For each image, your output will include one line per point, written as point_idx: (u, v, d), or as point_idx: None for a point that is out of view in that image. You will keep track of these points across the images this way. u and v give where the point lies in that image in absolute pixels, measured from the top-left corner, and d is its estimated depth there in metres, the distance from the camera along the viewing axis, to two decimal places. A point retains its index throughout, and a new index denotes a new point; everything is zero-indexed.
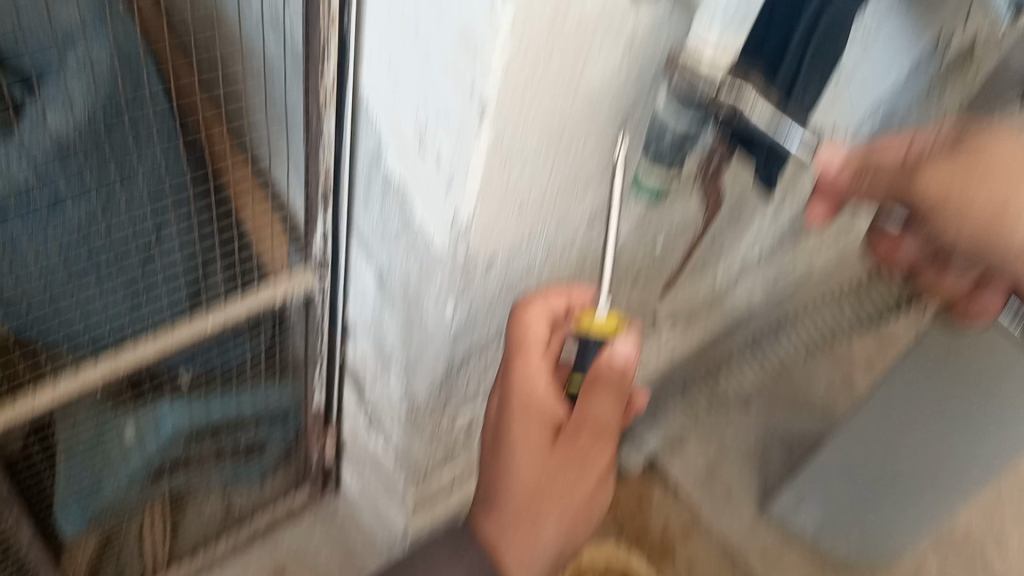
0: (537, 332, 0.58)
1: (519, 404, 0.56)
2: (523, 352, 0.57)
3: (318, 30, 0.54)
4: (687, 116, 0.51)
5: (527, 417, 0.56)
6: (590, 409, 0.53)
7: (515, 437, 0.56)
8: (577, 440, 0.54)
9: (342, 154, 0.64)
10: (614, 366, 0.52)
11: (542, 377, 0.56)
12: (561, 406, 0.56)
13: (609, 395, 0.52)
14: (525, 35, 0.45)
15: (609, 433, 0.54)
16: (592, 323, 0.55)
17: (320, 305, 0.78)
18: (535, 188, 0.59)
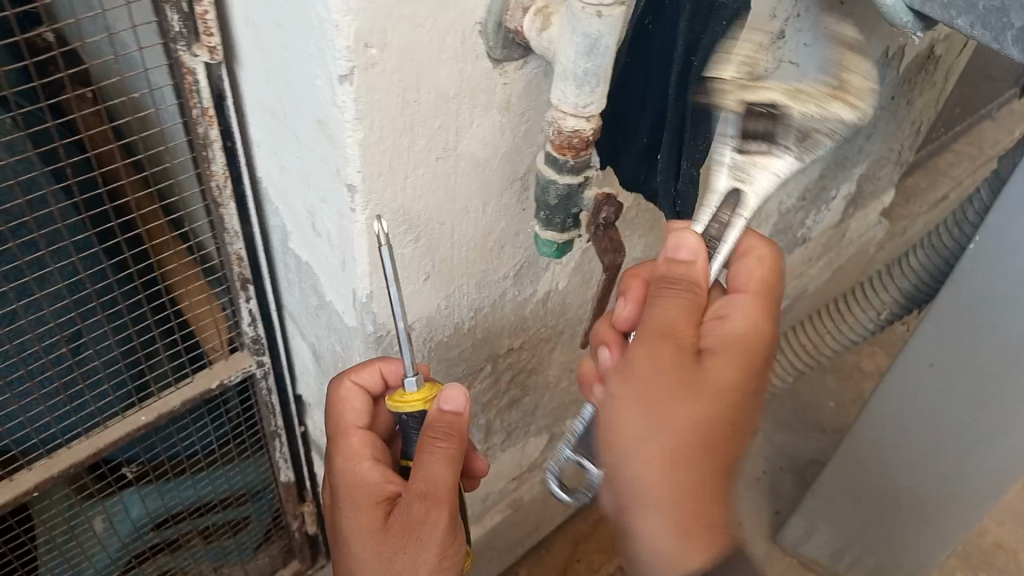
0: (353, 409, 0.60)
1: (346, 488, 0.57)
2: (344, 429, 0.60)
3: (194, 124, 0.54)
4: (567, 176, 0.50)
5: (354, 502, 0.56)
6: (419, 474, 0.52)
7: (346, 524, 0.56)
8: (409, 512, 0.52)
9: (253, 237, 0.64)
10: (437, 415, 0.51)
11: (364, 456, 0.58)
12: (389, 483, 0.56)
13: (433, 452, 0.51)
14: (374, 117, 0.44)
15: (443, 497, 0.52)
16: (402, 400, 0.53)
17: (262, 384, 0.76)
18: (439, 256, 0.57)
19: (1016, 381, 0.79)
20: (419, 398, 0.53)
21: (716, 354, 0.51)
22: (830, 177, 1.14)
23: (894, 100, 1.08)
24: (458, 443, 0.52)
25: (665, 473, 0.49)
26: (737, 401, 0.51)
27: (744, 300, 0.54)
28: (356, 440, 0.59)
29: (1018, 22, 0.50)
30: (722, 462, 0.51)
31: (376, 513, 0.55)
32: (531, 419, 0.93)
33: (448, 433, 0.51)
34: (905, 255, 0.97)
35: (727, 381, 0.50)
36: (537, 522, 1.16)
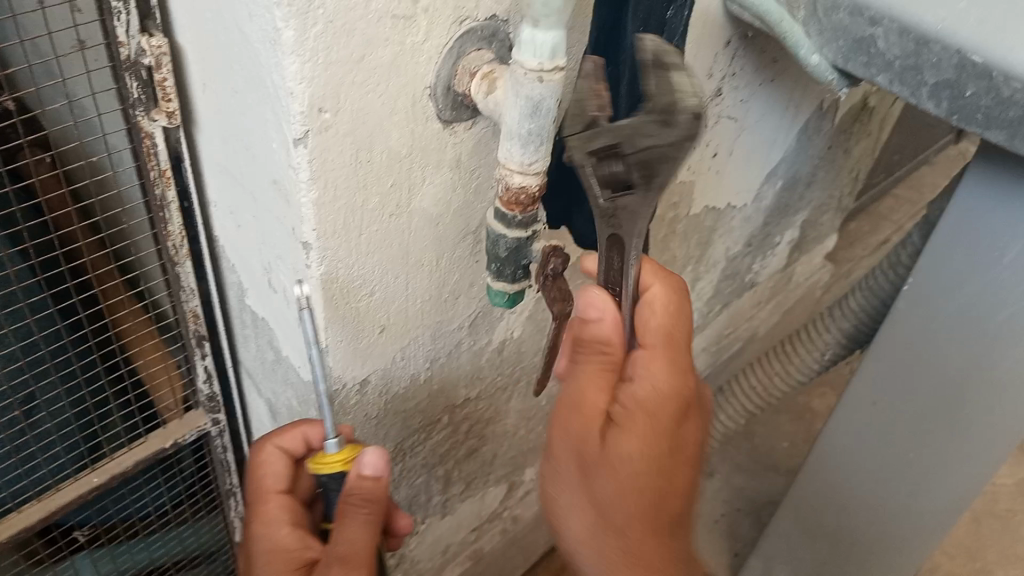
0: (272, 474, 0.60)
1: (264, 555, 0.57)
2: (263, 494, 0.60)
3: (151, 185, 0.55)
4: (516, 230, 0.51)
5: (272, 568, 0.56)
6: (339, 538, 0.53)
7: None
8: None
9: (209, 294, 0.65)
10: (354, 479, 0.51)
11: (284, 521, 0.59)
12: (307, 548, 0.57)
13: (356, 516, 0.52)
14: (329, 178, 0.46)
15: (363, 559, 0.53)
16: (324, 461, 0.54)
17: (218, 441, 0.76)
18: (394, 309, 0.59)
19: (959, 414, 0.82)
20: (340, 460, 0.53)
21: (621, 429, 0.53)
22: (774, 224, 1.19)
23: (831, 150, 1.14)
24: (379, 507, 0.52)
25: (591, 532, 0.55)
26: (655, 468, 0.53)
27: (645, 358, 0.54)
28: (275, 504, 0.60)
29: (931, 79, 0.54)
30: (647, 526, 0.54)
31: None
32: (491, 468, 0.93)
33: (371, 497, 0.52)
34: (846, 298, 1.01)
35: (637, 458, 0.53)
36: (499, 572, 1.15)
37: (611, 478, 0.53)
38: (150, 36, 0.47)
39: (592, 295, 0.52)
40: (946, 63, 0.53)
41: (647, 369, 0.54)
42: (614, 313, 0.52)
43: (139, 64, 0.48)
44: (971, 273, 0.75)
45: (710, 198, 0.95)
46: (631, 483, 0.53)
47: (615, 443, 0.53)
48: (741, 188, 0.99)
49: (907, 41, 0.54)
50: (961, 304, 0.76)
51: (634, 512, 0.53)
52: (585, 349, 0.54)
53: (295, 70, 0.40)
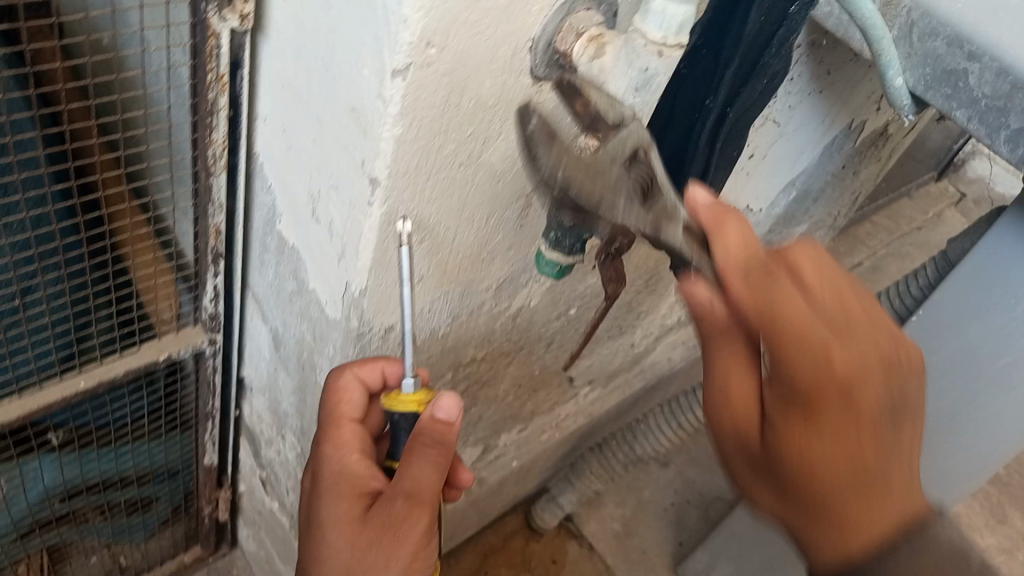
0: (349, 402, 0.56)
1: (330, 477, 0.54)
2: (335, 417, 0.57)
3: (203, 88, 0.51)
4: (588, 205, 0.50)
5: (337, 491, 0.53)
6: (402, 475, 0.49)
7: (324, 513, 0.53)
8: (391, 508, 0.49)
9: (235, 211, 0.61)
10: (427, 419, 0.48)
11: (353, 448, 0.56)
12: (374, 478, 0.54)
13: (424, 456, 0.48)
14: (416, 116, 0.43)
15: (428, 499, 0.49)
16: (398, 398, 0.51)
17: (210, 362, 0.73)
18: (435, 261, 0.56)
19: (953, 433, 0.85)
20: (414, 401, 0.51)
21: (784, 413, 0.46)
22: (776, 232, 1.18)
23: (846, 169, 1.14)
24: (448, 453, 0.48)
25: (774, 501, 0.50)
26: (837, 460, 0.45)
27: (787, 350, 0.43)
28: (348, 432, 0.57)
29: (1015, 123, 0.54)
30: (868, 500, 0.46)
31: (356, 504, 0.52)
32: (471, 429, 0.92)
33: (440, 441, 0.48)
34: None
35: (817, 449, 0.45)
36: (451, 531, 1.15)
37: (788, 462, 0.46)
38: None
39: (722, 237, 0.44)
40: None
41: (821, 358, 0.43)
42: (743, 278, 0.44)
43: None
44: (974, 317, 0.75)
45: (733, 197, 0.94)
46: (815, 468, 0.46)
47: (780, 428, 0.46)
48: (761, 192, 0.99)
49: (1004, 83, 0.53)
50: (963, 345, 0.78)
51: (844, 488, 0.46)
52: (717, 336, 0.47)
53: None
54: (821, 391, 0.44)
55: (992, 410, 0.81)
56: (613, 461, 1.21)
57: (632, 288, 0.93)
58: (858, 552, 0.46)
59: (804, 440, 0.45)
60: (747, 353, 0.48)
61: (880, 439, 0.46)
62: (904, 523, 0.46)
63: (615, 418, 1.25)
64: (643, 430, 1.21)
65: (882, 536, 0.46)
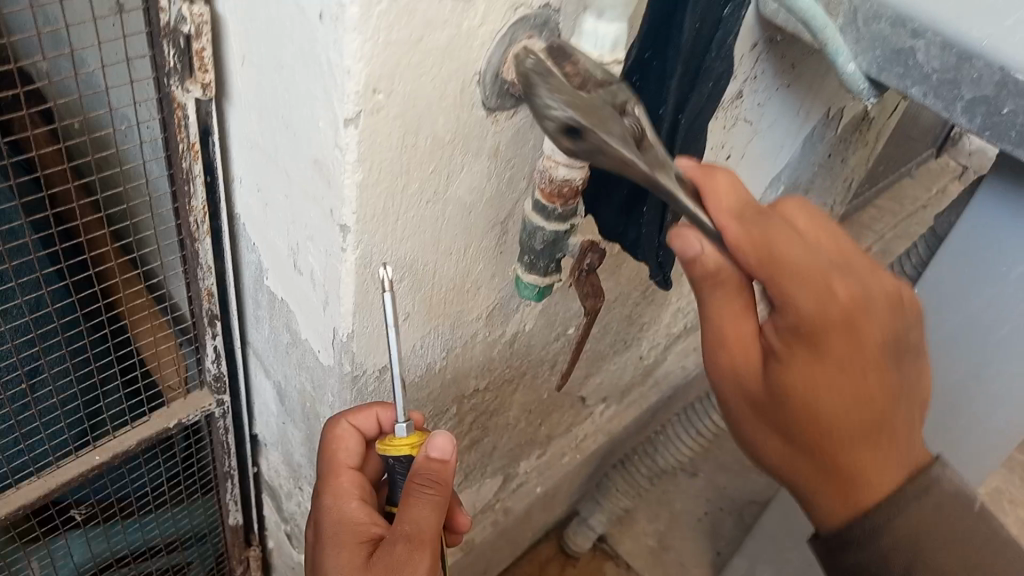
0: (346, 450, 0.57)
1: (331, 527, 0.54)
2: (334, 467, 0.57)
3: (177, 157, 0.53)
4: (554, 223, 0.51)
5: (339, 540, 0.53)
6: (403, 516, 0.50)
7: (327, 564, 0.52)
8: (392, 552, 0.49)
9: (225, 273, 0.62)
10: (423, 457, 0.50)
11: (353, 495, 0.56)
12: (374, 524, 0.54)
13: (422, 496, 0.50)
14: (374, 160, 0.45)
15: (430, 540, 0.50)
16: (392, 442, 0.53)
17: (220, 423, 0.74)
18: (420, 297, 0.58)
19: (957, 422, 0.85)
20: (410, 444, 0.53)
21: (789, 354, 0.47)
22: None
23: (832, 158, 1.14)
24: (446, 491, 0.50)
25: (776, 451, 0.51)
26: (849, 402, 0.46)
27: (788, 282, 0.45)
28: (346, 480, 0.57)
29: (969, 94, 0.54)
30: (874, 445, 0.47)
31: (359, 551, 0.52)
32: (487, 460, 0.92)
33: (437, 480, 0.50)
34: None
35: (828, 391, 0.46)
36: (485, 563, 1.15)
37: (798, 407, 0.47)
38: (192, 3, 0.45)
39: (714, 184, 0.45)
40: (987, 79, 0.53)
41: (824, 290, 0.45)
42: (739, 224, 0.44)
43: (178, 32, 0.46)
44: (965, 293, 0.75)
45: None
46: (819, 408, 0.47)
47: (788, 373, 0.47)
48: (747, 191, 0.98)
49: (951, 56, 0.54)
50: (961, 319, 0.77)
51: (852, 434, 0.47)
52: (709, 285, 0.46)
53: (355, 48, 0.39)
54: (830, 328, 0.45)
55: (996, 393, 0.80)
56: (639, 476, 1.20)
57: (630, 301, 0.93)
58: (868, 502, 0.48)
59: (806, 377, 0.46)
60: (748, 303, 0.48)
61: (888, 382, 0.47)
62: (913, 464, 0.48)
63: (636, 432, 1.24)
64: (665, 441, 1.20)
65: (893, 482, 0.48)
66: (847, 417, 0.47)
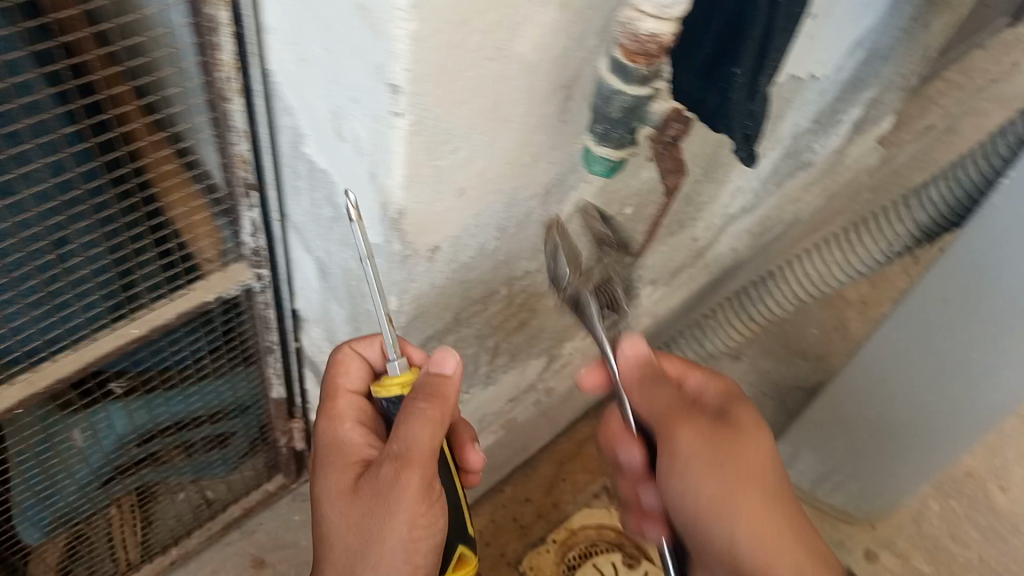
0: (347, 373, 0.59)
1: (326, 448, 0.56)
2: (333, 390, 0.59)
3: (203, 4, 0.47)
4: (634, 87, 0.44)
5: (332, 464, 0.55)
6: (398, 437, 0.51)
7: (321, 489, 0.55)
8: (380, 474, 0.51)
9: (260, 137, 0.57)
10: (426, 375, 0.54)
11: (349, 417, 0.57)
12: (368, 447, 0.56)
13: (416, 410, 0.52)
14: (431, 6, 0.39)
15: (420, 460, 0.51)
16: (386, 382, 0.55)
17: (261, 298, 0.70)
18: (477, 169, 0.52)
19: (1015, 329, 0.79)
20: (401, 383, 0.55)
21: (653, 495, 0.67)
22: (847, 100, 1.06)
23: (918, 22, 1.02)
24: (442, 403, 0.53)
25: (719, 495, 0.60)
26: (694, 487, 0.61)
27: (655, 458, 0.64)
28: (344, 402, 0.58)
29: None
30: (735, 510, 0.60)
31: (348, 474, 0.54)
32: (534, 341, 0.89)
33: (437, 391, 0.53)
34: (924, 186, 0.92)
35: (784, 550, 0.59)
36: (526, 441, 1.15)
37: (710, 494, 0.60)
38: None
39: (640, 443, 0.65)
40: None
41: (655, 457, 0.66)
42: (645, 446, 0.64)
43: None
44: None
45: (795, 66, 0.83)
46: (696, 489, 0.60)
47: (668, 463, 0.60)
48: (828, 58, 0.88)
49: None
50: None
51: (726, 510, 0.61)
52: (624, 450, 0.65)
53: None
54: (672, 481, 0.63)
55: None
56: (683, 359, 1.17)
57: (691, 177, 0.86)
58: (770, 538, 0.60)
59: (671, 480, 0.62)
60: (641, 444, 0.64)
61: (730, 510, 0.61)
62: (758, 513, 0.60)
63: (682, 315, 1.20)
64: (713, 325, 1.15)
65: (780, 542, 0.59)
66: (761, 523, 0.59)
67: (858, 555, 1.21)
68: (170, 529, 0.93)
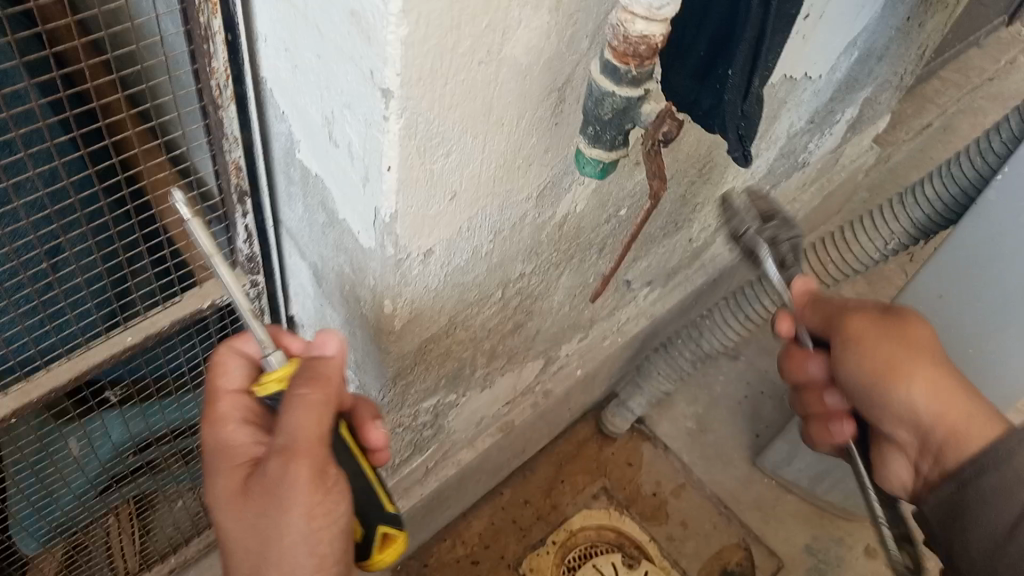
0: (226, 374, 0.56)
1: (211, 456, 0.53)
2: (214, 392, 0.55)
3: (194, 12, 0.47)
4: (625, 89, 0.44)
5: (218, 467, 0.52)
6: (282, 428, 0.48)
7: (213, 494, 0.51)
8: (267, 471, 0.48)
9: (254, 144, 0.57)
10: (309, 362, 0.52)
11: (231, 418, 0.53)
12: (254, 444, 0.52)
13: (297, 397, 0.49)
14: (422, 11, 0.38)
15: (307, 450, 0.48)
16: (267, 383, 0.53)
17: (256, 304, 0.70)
18: (469, 173, 0.52)
19: None
20: (279, 377, 0.52)
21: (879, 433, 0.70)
22: (841, 99, 1.06)
23: (911, 21, 1.02)
24: (326, 386, 0.50)
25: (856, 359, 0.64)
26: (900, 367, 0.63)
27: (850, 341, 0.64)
28: (225, 404, 0.54)
29: None
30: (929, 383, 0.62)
31: (236, 478, 0.51)
32: (531, 344, 0.89)
33: (320, 375, 0.50)
34: (917, 184, 0.92)
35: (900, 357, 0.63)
36: (524, 444, 1.15)
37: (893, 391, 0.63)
38: None
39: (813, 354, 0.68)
40: None
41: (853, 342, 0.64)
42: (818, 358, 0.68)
43: None
44: None
45: (789, 67, 0.83)
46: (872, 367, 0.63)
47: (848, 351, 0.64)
48: (821, 59, 0.88)
49: None
50: None
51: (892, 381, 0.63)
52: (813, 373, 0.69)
53: None
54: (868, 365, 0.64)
55: None
56: (682, 360, 1.17)
57: (686, 179, 0.87)
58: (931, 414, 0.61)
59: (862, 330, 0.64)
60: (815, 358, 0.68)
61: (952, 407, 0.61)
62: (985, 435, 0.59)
63: (678, 315, 1.20)
64: (711, 325, 1.15)
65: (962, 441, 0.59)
66: (938, 421, 0.61)
67: (858, 552, 1.21)
68: (173, 536, 0.93)
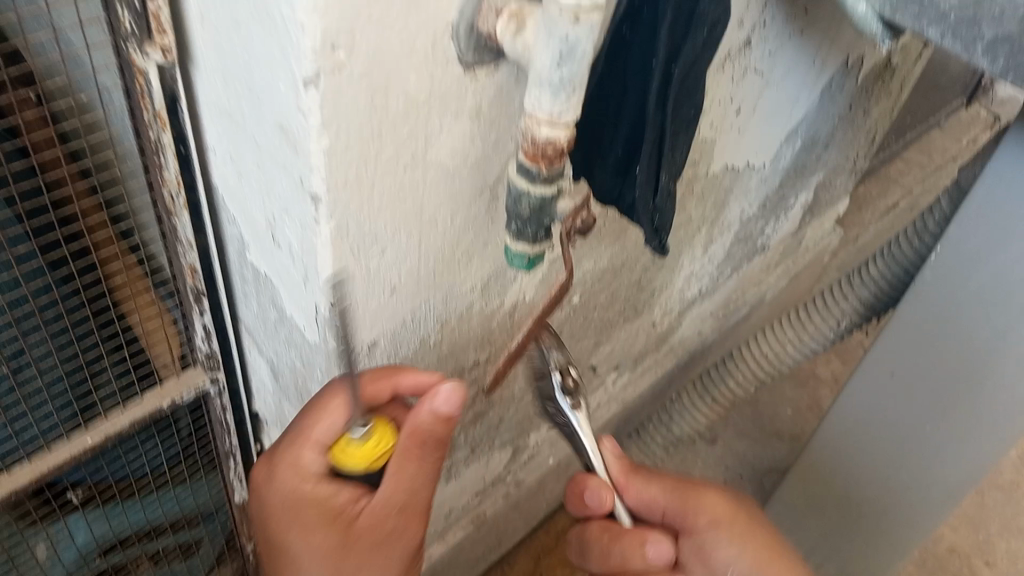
0: (322, 421, 0.54)
1: (299, 502, 0.55)
2: (305, 439, 0.54)
3: (144, 129, 0.51)
4: (540, 186, 0.48)
5: (312, 517, 0.54)
6: (399, 494, 0.54)
7: (302, 543, 0.55)
8: (386, 527, 0.54)
9: (208, 247, 0.60)
10: (428, 423, 0.53)
11: (319, 468, 0.55)
12: (342, 494, 0.55)
13: (421, 465, 0.54)
14: (342, 124, 0.42)
15: (416, 509, 0.55)
16: (358, 452, 0.54)
17: (217, 401, 0.72)
18: (407, 268, 0.55)
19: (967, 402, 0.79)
20: (376, 446, 0.54)
21: None
22: (791, 186, 1.11)
23: (852, 110, 1.07)
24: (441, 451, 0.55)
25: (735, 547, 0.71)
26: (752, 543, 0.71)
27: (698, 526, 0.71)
28: (313, 452, 0.55)
29: (988, 34, 0.50)
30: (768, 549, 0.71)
31: (335, 529, 0.54)
32: (496, 431, 0.91)
33: (436, 442, 0.54)
34: (864, 264, 0.96)
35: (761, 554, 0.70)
36: (500, 535, 1.14)
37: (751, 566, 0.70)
38: None
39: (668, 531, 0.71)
40: (1008, 18, 0.48)
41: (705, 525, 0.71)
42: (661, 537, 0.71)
43: None
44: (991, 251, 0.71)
45: (729, 157, 0.88)
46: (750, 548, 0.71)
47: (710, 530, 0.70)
48: (762, 148, 0.93)
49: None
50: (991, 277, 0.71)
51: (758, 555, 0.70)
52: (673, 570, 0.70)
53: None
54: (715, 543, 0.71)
55: (1009, 378, 0.75)
56: (654, 446, 1.24)
57: (639, 266, 0.90)
58: None
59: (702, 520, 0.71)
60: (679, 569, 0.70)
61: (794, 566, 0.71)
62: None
63: (648, 399, 1.23)
64: (678, 410, 1.20)
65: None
66: None
67: None
68: None
